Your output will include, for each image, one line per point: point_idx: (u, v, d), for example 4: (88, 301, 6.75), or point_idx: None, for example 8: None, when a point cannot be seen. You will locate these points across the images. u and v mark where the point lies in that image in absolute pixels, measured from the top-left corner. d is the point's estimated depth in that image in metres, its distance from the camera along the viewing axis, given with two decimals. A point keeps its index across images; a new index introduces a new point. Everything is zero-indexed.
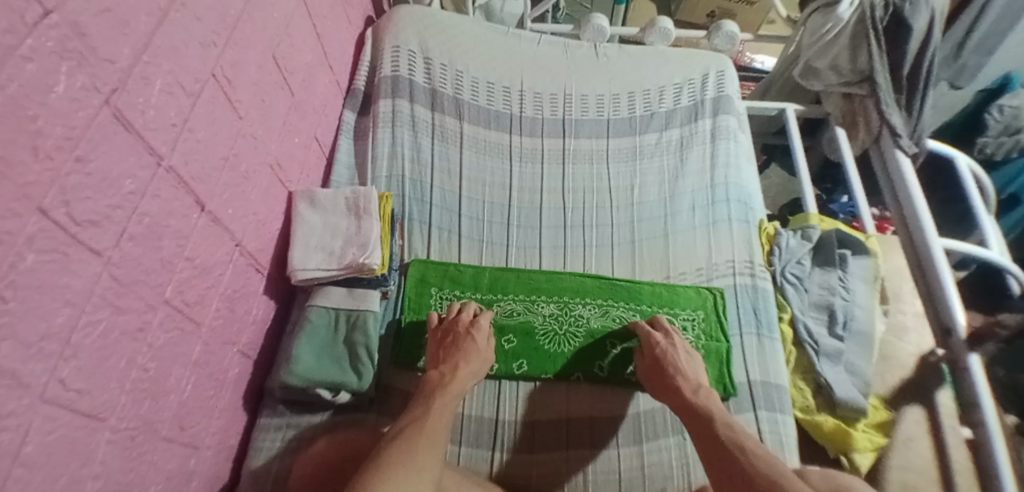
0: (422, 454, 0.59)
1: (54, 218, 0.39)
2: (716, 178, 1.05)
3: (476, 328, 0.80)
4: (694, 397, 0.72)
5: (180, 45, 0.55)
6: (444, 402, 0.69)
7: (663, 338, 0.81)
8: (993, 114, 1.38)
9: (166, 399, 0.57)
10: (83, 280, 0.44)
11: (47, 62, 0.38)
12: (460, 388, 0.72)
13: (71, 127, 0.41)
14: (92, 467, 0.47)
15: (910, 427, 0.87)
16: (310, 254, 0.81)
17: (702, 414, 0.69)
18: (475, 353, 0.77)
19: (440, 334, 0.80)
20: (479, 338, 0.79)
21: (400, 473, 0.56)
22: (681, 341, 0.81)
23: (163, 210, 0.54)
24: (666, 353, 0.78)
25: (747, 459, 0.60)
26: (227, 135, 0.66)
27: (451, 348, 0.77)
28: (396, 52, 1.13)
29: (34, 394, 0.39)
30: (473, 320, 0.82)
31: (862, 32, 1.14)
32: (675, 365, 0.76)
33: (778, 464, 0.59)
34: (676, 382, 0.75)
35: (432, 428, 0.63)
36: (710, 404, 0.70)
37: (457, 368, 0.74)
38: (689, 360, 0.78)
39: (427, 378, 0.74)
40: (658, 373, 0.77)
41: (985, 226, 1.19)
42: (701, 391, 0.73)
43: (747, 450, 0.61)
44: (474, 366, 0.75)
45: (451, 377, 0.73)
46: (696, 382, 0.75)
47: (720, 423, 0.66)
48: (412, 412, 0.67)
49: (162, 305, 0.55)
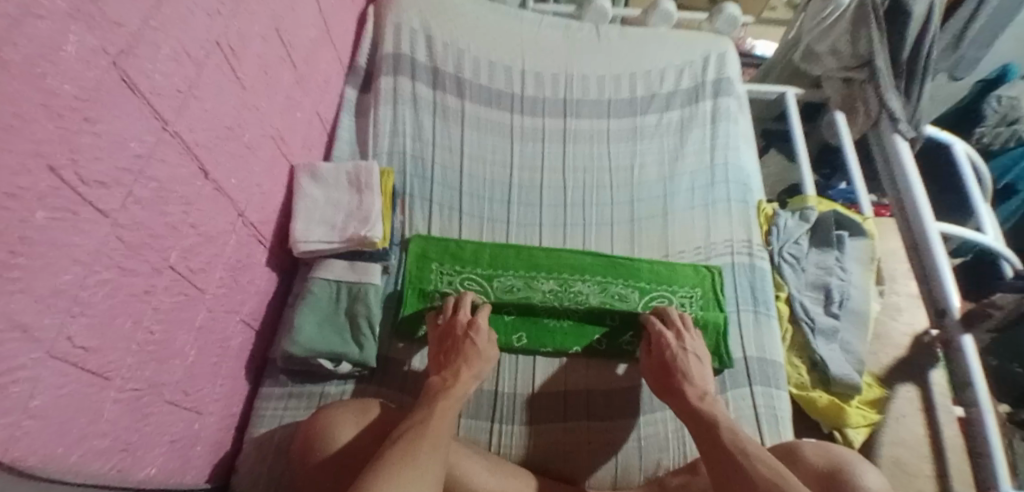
0: (425, 459, 0.57)
1: (63, 176, 0.39)
2: (716, 159, 1.05)
3: (475, 331, 0.77)
4: (700, 403, 0.69)
5: (188, 13, 0.55)
6: (446, 405, 0.66)
7: (674, 341, 0.79)
8: (992, 104, 1.38)
9: (171, 363, 0.58)
10: (91, 239, 0.44)
11: (57, 20, 0.37)
12: (463, 391, 0.69)
13: (82, 88, 0.41)
14: (99, 426, 0.48)
15: (903, 404, 0.89)
16: (312, 227, 0.81)
17: (707, 419, 0.66)
18: (477, 356, 0.74)
19: (438, 339, 0.78)
20: (479, 340, 0.76)
21: (406, 473, 0.54)
22: (693, 344, 0.79)
23: (168, 175, 0.54)
24: (675, 357, 0.76)
25: (751, 465, 0.58)
26: (231, 105, 0.66)
27: (451, 354, 0.75)
28: (398, 30, 1.13)
29: (44, 349, 0.39)
30: (471, 321, 0.79)
31: (862, 15, 1.14)
32: (683, 370, 0.75)
33: (780, 470, 0.57)
34: (681, 387, 0.73)
35: (435, 429, 0.61)
36: (716, 410, 0.68)
37: (459, 372, 0.72)
38: (699, 365, 0.76)
39: (429, 384, 0.71)
40: (665, 377, 0.75)
41: (981, 211, 1.21)
42: (707, 398, 0.70)
43: (750, 455, 0.59)
44: (477, 369, 0.73)
45: (453, 381, 0.70)
46: (704, 389, 0.72)
47: (724, 429, 0.64)
48: (416, 416, 0.64)
49: (167, 270, 0.55)
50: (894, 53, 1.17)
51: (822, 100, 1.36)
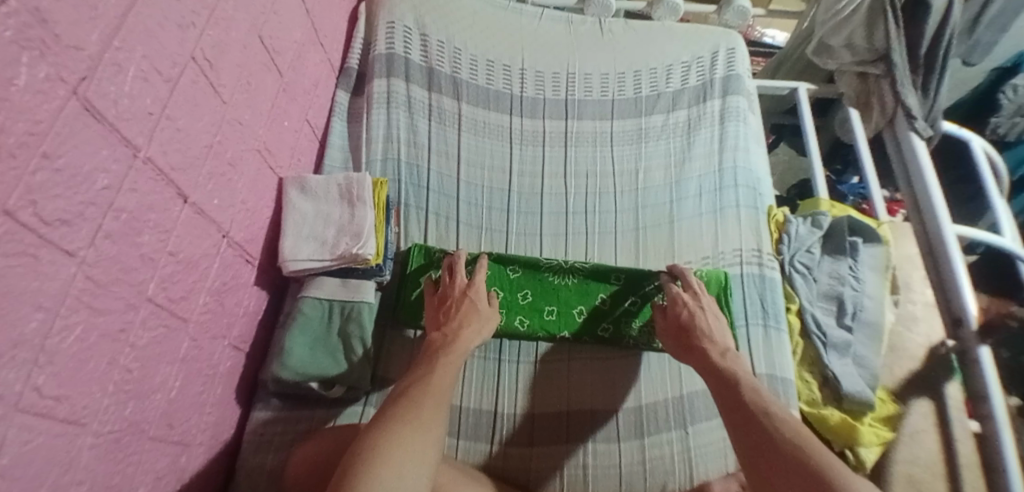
0: (427, 415, 0.57)
1: (21, 220, 0.36)
2: (725, 161, 1.01)
3: (475, 292, 0.77)
4: (721, 360, 0.68)
5: (157, 27, 0.51)
6: (446, 362, 0.66)
7: (691, 300, 0.77)
8: (1006, 94, 1.30)
9: (152, 399, 0.55)
10: (56, 284, 0.40)
11: (5, 53, 0.34)
12: (464, 347, 0.69)
13: (35, 121, 0.37)
14: (75, 475, 0.45)
15: (918, 420, 0.86)
16: (302, 243, 0.78)
17: (728, 376, 0.65)
18: (477, 315, 0.74)
19: (437, 301, 0.77)
20: (478, 300, 0.77)
21: (406, 431, 0.54)
22: (709, 303, 0.77)
23: (142, 204, 0.51)
24: (693, 316, 0.75)
25: (773, 425, 0.56)
26: (211, 121, 0.62)
27: (450, 311, 0.75)
28: (391, 28, 1.08)
29: (7, 406, 0.36)
30: (469, 284, 0.78)
31: (879, 8, 1.09)
32: (702, 329, 0.73)
33: (803, 432, 0.55)
34: (701, 345, 0.71)
35: (436, 388, 0.61)
36: (738, 368, 0.66)
37: (460, 329, 0.71)
38: (716, 323, 0.75)
39: (431, 341, 0.70)
40: (683, 336, 0.74)
41: (999, 211, 1.13)
42: (729, 355, 0.69)
43: (773, 416, 0.58)
44: (477, 326, 0.73)
45: (454, 337, 0.70)
46: (724, 346, 0.71)
47: (746, 388, 0.62)
48: (414, 374, 0.64)
49: (144, 303, 0.52)
50: (911, 47, 1.12)
51: (835, 95, 1.30)
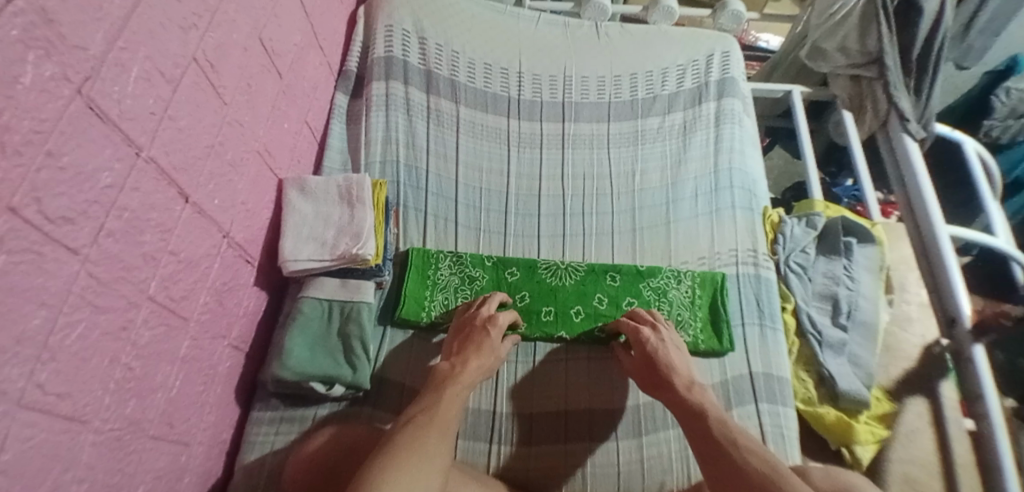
0: (434, 443, 0.57)
1: (25, 216, 0.36)
2: (720, 163, 1.02)
3: (494, 325, 0.76)
4: (687, 394, 0.68)
5: (159, 28, 0.51)
6: (453, 392, 0.66)
7: (652, 334, 0.77)
8: (999, 97, 1.31)
9: (153, 397, 0.56)
10: (59, 281, 0.41)
11: (10, 50, 0.34)
12: (470, 379, 0.69)
13: (41, 120, 0.37)
14: (76, 472, 0.45)
15: (914, 419, 0.86)
16: (302, 244, 0.79)
17: (696, 409, 0.65)
18: (489, 349, 0.74)
19: (459, 326, 0.79)
20: (496, 335, 0.75)
21: (410, 461, 0.54)
22: (669, 335, 0.78)
23: (144, 203, 0.51)
24: (657, 350, 0.75)
25: (742, 458, 0.57)
26: (212, 122, 0.63)
27: (464, 343, 0.75)
28: (390, 32, 1.09)
29: (9, 401, 0.37)
30: (491, 315, 0.78)
31: (872, 11, 1.11)
32: (666, 362, 0.73)
33: (772, 462, 0.56)
34: (669, 378, 0.71)
35: (442, 417, 0.61)
36: (705, 400, 0.67)
37: (468, 360, 0.71)
38: (680, 355, 0.75)
39: (437, 369, 0.71)
40: (648, 372, 0.74)
41: (992, 211, 1.15)
42: (695, 387, 0.69)
43: (741, 447, 0.58)
44: (486, 362, 0.72)
45: (461, 368, 0.70)
46: (690, 378, 0.71)
47: (714, 420, 0.63)
48: (421, 401, 0.65)
49: (146, 302, 0.53)
50: (903, 50, 1.13)
51: (829, 98, 1.30)
